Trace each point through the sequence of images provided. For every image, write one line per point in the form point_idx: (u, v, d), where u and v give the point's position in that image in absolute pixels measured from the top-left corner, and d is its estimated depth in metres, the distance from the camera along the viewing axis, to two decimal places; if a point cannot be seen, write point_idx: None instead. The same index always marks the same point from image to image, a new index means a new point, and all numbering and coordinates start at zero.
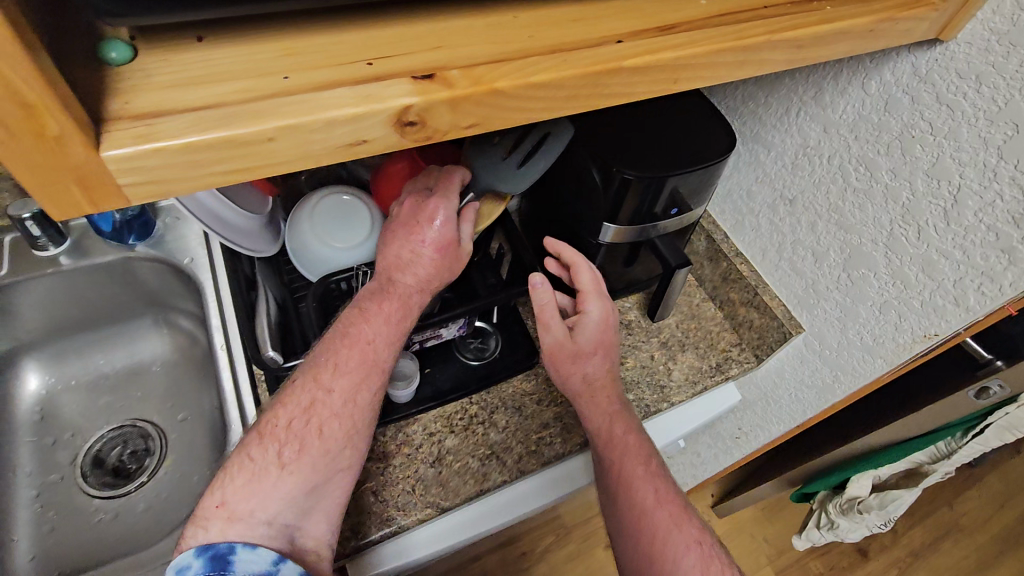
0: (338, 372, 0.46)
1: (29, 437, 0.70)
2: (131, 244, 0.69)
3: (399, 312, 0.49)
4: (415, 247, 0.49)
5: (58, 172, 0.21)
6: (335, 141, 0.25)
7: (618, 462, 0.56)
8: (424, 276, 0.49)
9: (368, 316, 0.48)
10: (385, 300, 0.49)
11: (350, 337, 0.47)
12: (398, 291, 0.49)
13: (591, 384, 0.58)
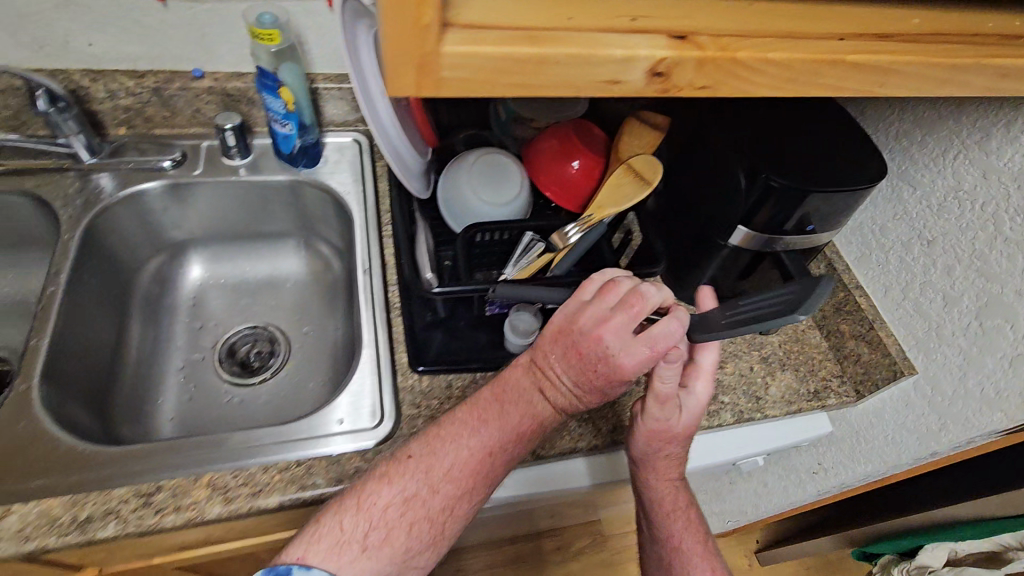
0: (451, 475, 0.51)
1: (184, 318, 0.79)
2: (299, 169, 0.78)
3: (525, 430, 0.52)
4: (571, 382, 0.51)
5: (410, 54, 0.27)
6: (599, 76, 0.30)
7: (668, 528, 0.64)
8: (561, 403, 0.52)
9: (496, 422, 0.52)
10: (518, 410, 0.52)
11: (471, 440, 0.52)
12: (532, 408, 0.53)
13: (660, 467, 0.60)
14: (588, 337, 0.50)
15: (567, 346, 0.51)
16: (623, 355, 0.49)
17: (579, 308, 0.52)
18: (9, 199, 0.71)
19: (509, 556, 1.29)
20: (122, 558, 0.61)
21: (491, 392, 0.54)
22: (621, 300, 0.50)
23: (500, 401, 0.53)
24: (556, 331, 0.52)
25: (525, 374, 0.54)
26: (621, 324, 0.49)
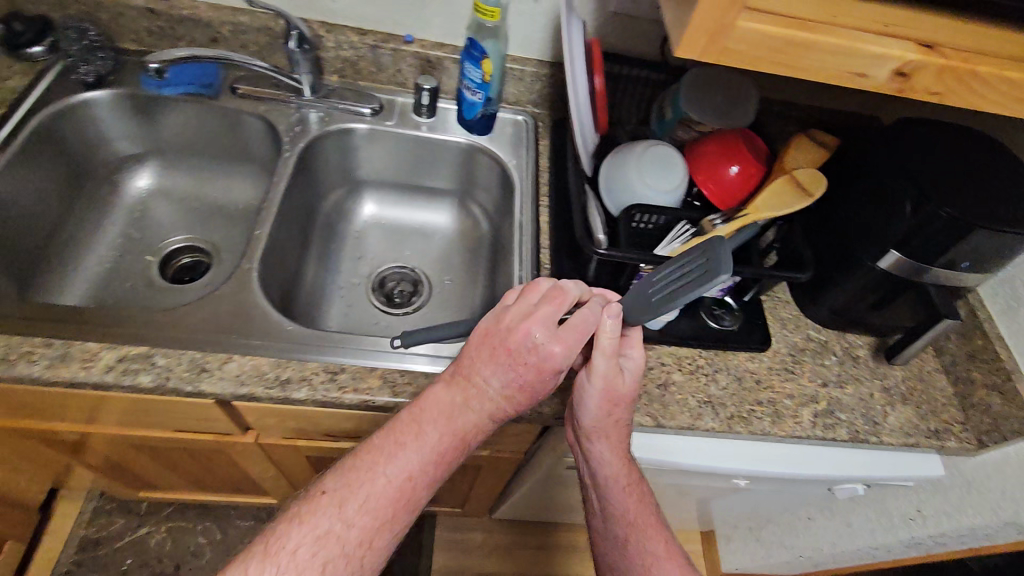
0: (373, 494, 0.50)
1: (350, 247, 0.90)
2: (473, 134, 0.88)
3: (448, 440, 0.53)
4: (492, 387, 0.53)
5: (708, 25, 0.34)
6: (849, 68, 0.36)
7: (622, 504, 0.63)
8: (483, 411, 0.53)
9: (417, 436, 0.52)
10: (444, 424, 0.53)
11: (389, 458, 0.51)
12: (455, 414, 0.53)
13: (610, 435, 0.60)
14: (512, 332, 0.52)
15: (494, 347, 0.53)
16: (545, 345, 0.52)
17: (497, 315, 0.54)
18: (240, 117, 0.84)
19: (562, 543, 1.32)
20: (280, 429, 0.71)
21: (405, 417, 0.53)
22: (546, 294, 0.54)
23: (416, 411, 0.54)
24: (478, 344, 0.54)
25: (445, 390, 0.54)
26: (545, 315, 0.52)
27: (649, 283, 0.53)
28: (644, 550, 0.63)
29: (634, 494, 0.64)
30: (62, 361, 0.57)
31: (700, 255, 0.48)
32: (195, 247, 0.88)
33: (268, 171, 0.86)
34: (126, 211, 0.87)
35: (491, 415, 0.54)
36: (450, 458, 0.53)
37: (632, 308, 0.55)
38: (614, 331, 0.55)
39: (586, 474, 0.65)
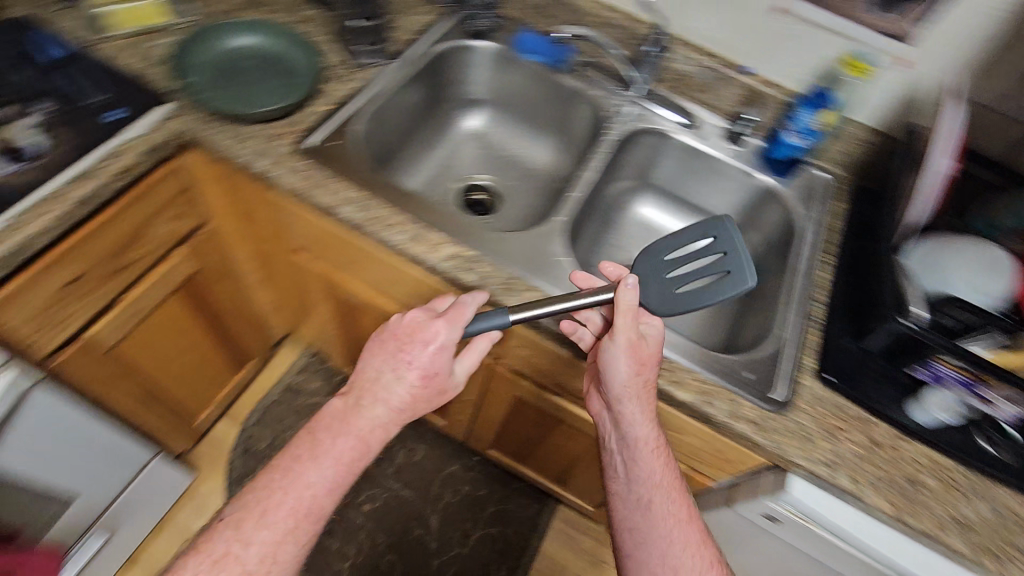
0: (304, 487, 0.60)
1: (613, 234, 0.96)
2: (771, 173, 0.88)
3: (343, 449, 0.63)
4: (381, 375, 0.65)
5: None
6: None
7: (650, 467, 0.66)
8: (384, 406, 0.65)
9: (289, 483, 0.61)
10: (326, 459, 0.62)
11: (267, 500, 0.60)
12: (337, 417, 0.64)
13: (639, 397, 0.64)
14: (404, 342, 0.65)
15: (386, 339, 0.67)
16: (446, 336, 0.64)
17: (367, 368, 0.66)
18: (576, 100, 0.95)
19: None
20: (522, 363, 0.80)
21: (296, 460, 0.62)
22: (427, 309, 0.66)
23: (297, 456, 0.62)
24: (363, 368, 0.67)
25: (299, 449, 0.63)
26: (404, 323, 0.66)
27: (659, 259, 0.69)
28: (666, 510, 0.66)
29: (661, 458, 0.67)
30: (413, 240, 0.71)
31: (715, 238, 0.66)
32: (487, 189, 1.01)
33: (577, 151, 0.97)
34: (453, 143, 1.02)
35: (384, 419, 0.65)
36: (368, 437, 0.64)
37: (647, 280, 0.69)
38: (630, 297, 0.63)
39: (613, 438, 0.69)
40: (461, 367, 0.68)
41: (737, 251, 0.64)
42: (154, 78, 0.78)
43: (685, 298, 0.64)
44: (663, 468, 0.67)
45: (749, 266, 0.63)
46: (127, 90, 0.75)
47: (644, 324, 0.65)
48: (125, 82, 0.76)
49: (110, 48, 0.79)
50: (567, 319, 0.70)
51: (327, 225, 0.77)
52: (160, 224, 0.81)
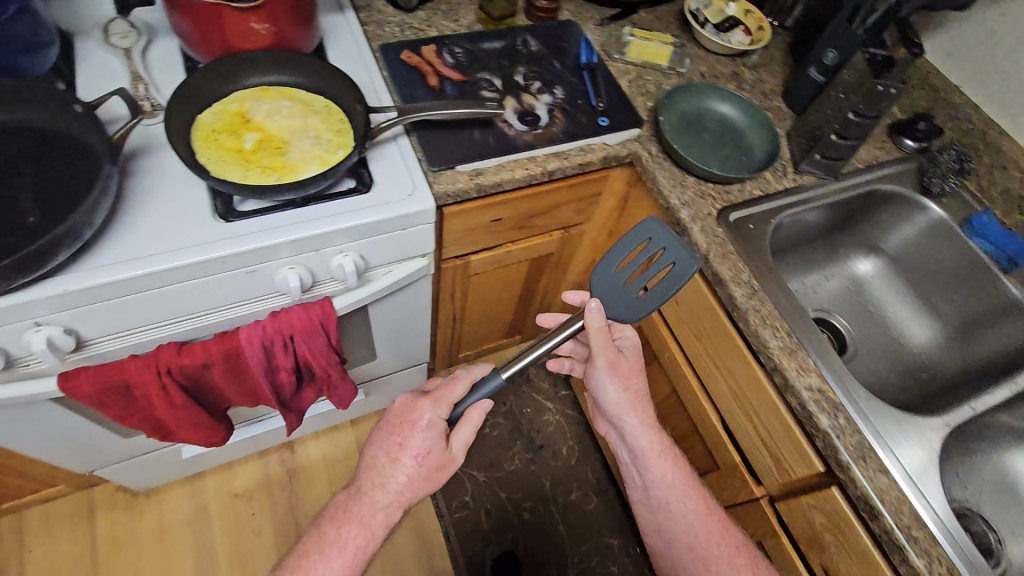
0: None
1: (970, 459, 0.80)
2: None
3: (348, 526, 0.67)
4: (396, 461, 0.67)
5: None
6: None
7: (662, 473, 0.73)
8: (363, 510, 0.67)
9: (320, 553, 0.66)
10: (326, 546, 0.67)
11: (312, 558, 0.66)
12: (356, 494, 0.68)
13: (636, 407, 0.73)
14: (407, 429, 0.68)
15: (382, 428, 0.70)
16: (433, 414, 0.67)
17: (379, 445, 0.70)
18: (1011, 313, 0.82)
19: None
20: (799, 520, 0.72)
21: (313, 546, 0.67)
22: (397, 419, 0.69)
23: (337, 524, 0.67)
24: (371, 446, 0.71)
25: (329, 519, 0.68)
26: (398, 412, 0.70)
27: (613, 273, 0.72)
28: (685, 504, 0.73)
29: (670, 460, 0.74)
30: (785, 352, 0.70)
31: (652, 239, 0.70)
32: (829, 325, 0.94)
33: (971, 355, 0.86)
34: (840, 279, 0.97)
35: (388, 504, 0.68)
36: (374, 529, 0.67)
37: (608, 297, 0.72)
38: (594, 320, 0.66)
39: (624, 452, 0.76)
40: (458, 442, 0.69)
41: (674, 241, 0.68)
42: (639, 106, 0.90)
43: (649, 291, 0.67)
44: (672, 470, 0.74)
45: (682, 244, 0.68)
46: (618, 107, 0.87)
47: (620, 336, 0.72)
48: (620, 100, 0.88)
49: (619, 70, 0.94)
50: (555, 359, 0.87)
51: (702, 287, 0.80)
52: (563, 212, 0.95)
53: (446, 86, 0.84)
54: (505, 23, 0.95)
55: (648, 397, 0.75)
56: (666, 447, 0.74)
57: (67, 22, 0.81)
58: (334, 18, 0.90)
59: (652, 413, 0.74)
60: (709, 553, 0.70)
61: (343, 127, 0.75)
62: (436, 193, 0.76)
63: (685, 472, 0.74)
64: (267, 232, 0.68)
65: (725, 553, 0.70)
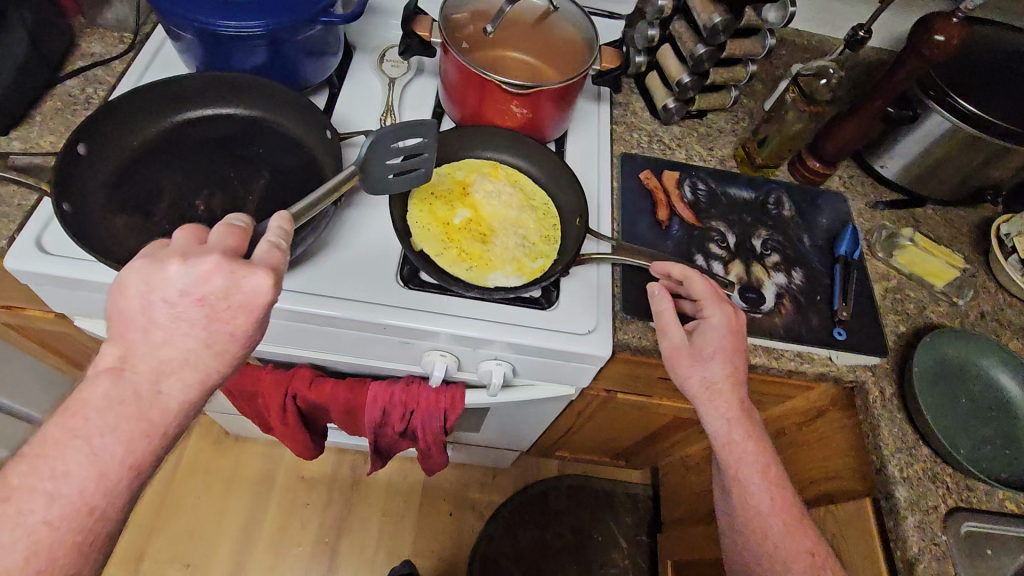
0: (29, 552, 0.39)
1: None
2: None
3: (106, 431, 0.42)
4: (197, 356, 0.45)
5: None
6: None
7: (728, 458, 0.65)
8: (133, 411, 0.43)
9: (33, 492, 0.40)
10: (46, 470, 0.40)
11: (23, 495, 0.40)
12: (114, 386, 0.43)
13: (716, 395, 0.63)
14: (218, 305, 0.44)
15: (152, 295, 0.44)
16: (263, 290, 0.44)
17: (140, 302, 0.44)
18: None
19: None
20: None
21: (15, 473, 0.40)
22: (190, 293, 0.44)
23: (72, 439, 0.41)
24: (122, 300, 0.44)
25: (58, 422, 0.42)
26: (172, 276, 0.43)
27: (386, 145, 0.58)
28: (751, 497, 0.64)
29: (743, 444, 0.64)
30: None
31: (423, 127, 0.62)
32: None
33: None
34: None
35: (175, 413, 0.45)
36: (146, 440, 0.44)
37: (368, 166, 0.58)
38: (659, 306, 0.64)
39: None
40: None
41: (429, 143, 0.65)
42: (886, 329, 0.74)
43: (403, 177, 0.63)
44: (742, 462, 0.64)
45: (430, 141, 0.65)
46: (862, 324, 0.72)
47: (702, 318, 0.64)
48: (865, 315, 0.73)
49: (876, 272, 0.78)
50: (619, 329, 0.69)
51: None
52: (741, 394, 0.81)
53: (673, 224, 0.75)
54: (763, 172, 0.83)
55: (742, 374, 0.64)
56: (747, 433, 0.64)
57: (354, 37, 0.84)
58: (587, 107, 0.85)
59: (739, 393, 0.64)
60: (765, 549, 0.63)
61: (552, 233, 0.70)
62: (617, 340, 0.68)
63: (766, 470, 0.64)
64: (437, 316, 0.64)
65: (785, 555, 0.62)
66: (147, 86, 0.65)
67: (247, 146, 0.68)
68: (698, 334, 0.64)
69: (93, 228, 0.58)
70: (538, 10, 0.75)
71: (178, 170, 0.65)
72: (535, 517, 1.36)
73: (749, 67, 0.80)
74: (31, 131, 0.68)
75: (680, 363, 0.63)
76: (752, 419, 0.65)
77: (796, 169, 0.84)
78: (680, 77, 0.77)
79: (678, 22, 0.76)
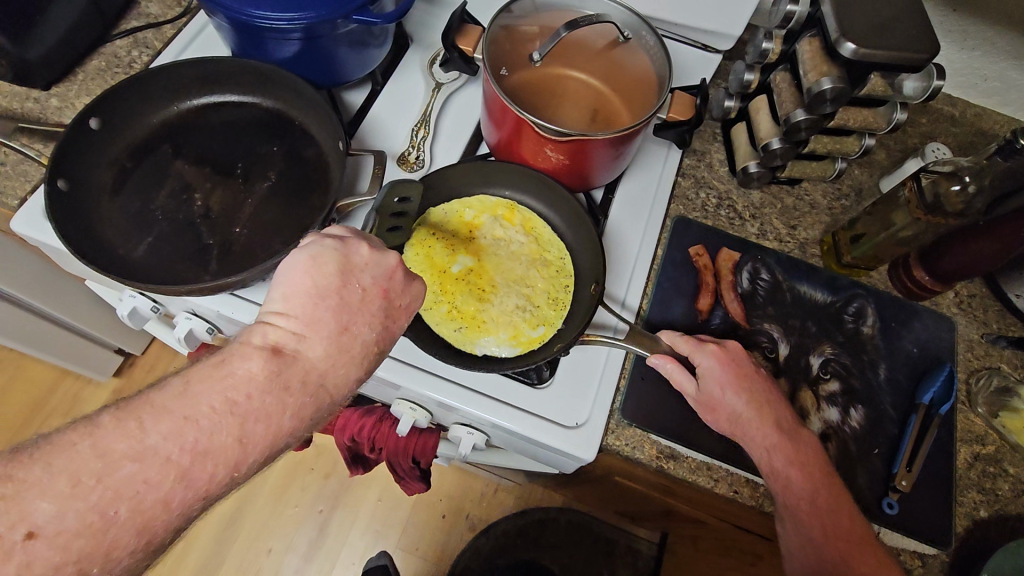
0: (136, 530, 0.33)
1: None
2: None
3: (261, 416, 0.37)
4: (363, 353, 0.43)
5: None
6: None
7: (780, 484, 0.53)
8: (296, 404, 0.39)
9: (164, 461, 0.34)
10: (187, 441, 0.34)
11: (159, 458, 0.33)
12: (285, 368, 0.39)
13: (749, 423, 0.54)
14: (389, 301, 0.45)
15: (334, 278, 0.43)
16: (418, 294, 0.47)
17: (323, 285, 0.42)
18: None
19: None
20: None
21: (156, 429, 0.34)
22: (376, 281, 0.45)
23: (227, 415, 0.36)
24: (302, 276, 0.42)
25: (221, 391, 0.36)
26: (367, 260, 0.45)
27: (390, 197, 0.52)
28: (810, 518, 0.52)
29: (790, 462, 0.53)
30: None
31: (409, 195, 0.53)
32: None
33: None
34: None
35: (323, 415, 0.41)
36: (283, 439, 0.39)
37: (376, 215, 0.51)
38: (667, 370, 0.55)
39: (739, 470, 0.58)
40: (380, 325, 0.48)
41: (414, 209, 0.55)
42: (959, 509, 0.58)
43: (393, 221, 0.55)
44: (795, 489, 0.53)
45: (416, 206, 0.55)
46: (922, 497, 0.58)
47: (698, 354, 0.55)
48: (933, 486, 0.58)
49: (968, 430, 0.61)
50: (639, 395, 0.60)
51: None
52: (752, 521, 0.69)
53: (714, 316, 0.63)
54: (851, 271, 0.67)
55: (766, 399, 0.55)
56: (790, 458, 0.53)
57: (414, 28, 0.77)
58: (655, 148, 0.72)
59: (770, 417, 0.54)
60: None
61: (562, 298, 0.62)
62: (605, 444, 0.58)
63: (815, 498, 0.52)
64: (412, 371, 0.58)
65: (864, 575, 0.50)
66: (171, 66, 0.62)
67: (263, 140, 0.64)
68: (702, 377, 0.55)
69: (88, 209, 0.58)
70: (609, 37, 0.64)
71: (189, 157, 0.62)
72: (525, 546, 1.29)
73: (865, 141, 0.64)
74: (70, 90, 0.68)
75: (711, 408, 0.55)
76: (797, 442, 0.54)
77: (898, 275, 0.67)
78: (769, 141, 0.63)
79: (779, 73, 0.61)
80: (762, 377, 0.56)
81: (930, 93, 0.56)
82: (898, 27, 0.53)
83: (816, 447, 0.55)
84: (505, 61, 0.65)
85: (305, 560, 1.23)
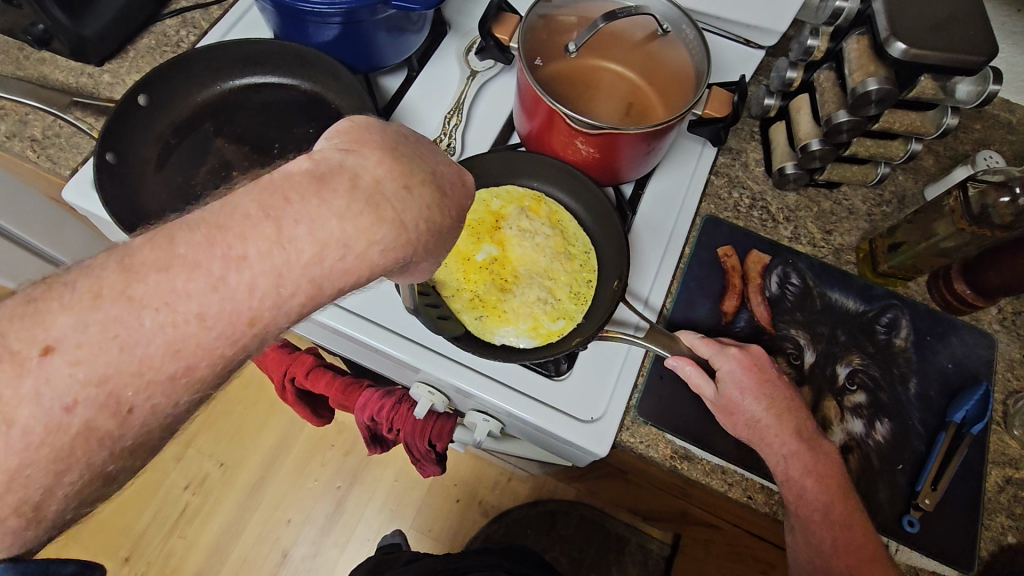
0: (168, 348, 0.26)
1: None
2: None
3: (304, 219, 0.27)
4: (431, 179, 0.31)
5: None
6: None
7: (794, 494, 0.52)
8: (344, 207, 0.28)
9: (195, 270, 0.26)
10: (222, 251, 0.26)
11: (192, 270, 0.26)
12: (329, 170, 0.28)
13: (765, 431, 0.53)
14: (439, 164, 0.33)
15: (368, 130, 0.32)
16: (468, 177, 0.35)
17: (364, 120, 0.32)
18: None
19: None
20: None
21: (186, 238, 0.26)
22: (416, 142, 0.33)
23: (262, 219, 0.27)
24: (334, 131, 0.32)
25: (253, 195, 0.27)
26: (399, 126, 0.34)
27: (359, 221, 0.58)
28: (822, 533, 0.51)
29: (807, 470, 0.52)
30: None
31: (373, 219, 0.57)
32: None
33: None
34: None
35: (394, 236, 0.29)
36: (337, 250, 0.28)
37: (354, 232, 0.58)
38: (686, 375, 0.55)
39: (754, 475, 0.57)
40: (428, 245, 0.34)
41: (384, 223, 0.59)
42: (984, 533, 0.56)
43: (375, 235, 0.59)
44: (810, 500, 0.52)
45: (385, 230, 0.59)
46: (946, 517, 0.56)
47: (718, 359, 0.55)
48: (959, 507, 0.56)
49: (1001, 453, 0.59)
50: (655, 394, 0.59)
51: None
52: (766, 529, 0.67)
53: (739, 318, 0.62)
54: (887, 281, 0.65)
55: (787, 404, 0.54)
56: (807, 468, 0.52)
57: (452, 15, 0.77)
58: (690, 145, 0.70)
59: (790, 424, 0.53)
60: None
61: (584, 292, 0.62)
62: (619, 440, 0.58)
63: (829, 511, 0.51)
64: (394, 337, 0.59)
65: None
66: (216, 46, 0.64)
67: (299, 122, 0.66)
68: (720, 382, 0.54)
69: (133, 181, 0.60)
70: (648, 30, 0.63)
71: (228, 135, 0.65)
72: (538, 536, 1.30)
73: (911, 146, 0.62)
74: (122, 66, 0.70)
75: (728, 412, 0.54)
76: (816, 450, 0.53)
77: (938, 288, 0.64)
78: (808, 142, 0.61)
79: (824, 72, 0.59)
80: (784, 383, 0.55)
81: (984, 98, 0.53)
82: (954, 26, 0.51)
83: (836, 458, 0.54)
84: (541, 51, 0.64)
85: (323, 533, 1.28)
